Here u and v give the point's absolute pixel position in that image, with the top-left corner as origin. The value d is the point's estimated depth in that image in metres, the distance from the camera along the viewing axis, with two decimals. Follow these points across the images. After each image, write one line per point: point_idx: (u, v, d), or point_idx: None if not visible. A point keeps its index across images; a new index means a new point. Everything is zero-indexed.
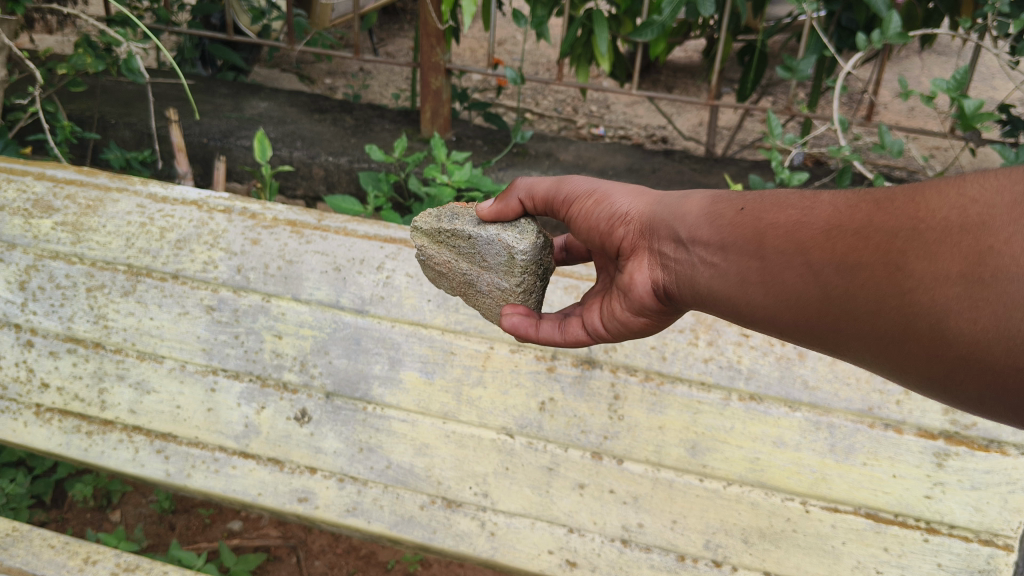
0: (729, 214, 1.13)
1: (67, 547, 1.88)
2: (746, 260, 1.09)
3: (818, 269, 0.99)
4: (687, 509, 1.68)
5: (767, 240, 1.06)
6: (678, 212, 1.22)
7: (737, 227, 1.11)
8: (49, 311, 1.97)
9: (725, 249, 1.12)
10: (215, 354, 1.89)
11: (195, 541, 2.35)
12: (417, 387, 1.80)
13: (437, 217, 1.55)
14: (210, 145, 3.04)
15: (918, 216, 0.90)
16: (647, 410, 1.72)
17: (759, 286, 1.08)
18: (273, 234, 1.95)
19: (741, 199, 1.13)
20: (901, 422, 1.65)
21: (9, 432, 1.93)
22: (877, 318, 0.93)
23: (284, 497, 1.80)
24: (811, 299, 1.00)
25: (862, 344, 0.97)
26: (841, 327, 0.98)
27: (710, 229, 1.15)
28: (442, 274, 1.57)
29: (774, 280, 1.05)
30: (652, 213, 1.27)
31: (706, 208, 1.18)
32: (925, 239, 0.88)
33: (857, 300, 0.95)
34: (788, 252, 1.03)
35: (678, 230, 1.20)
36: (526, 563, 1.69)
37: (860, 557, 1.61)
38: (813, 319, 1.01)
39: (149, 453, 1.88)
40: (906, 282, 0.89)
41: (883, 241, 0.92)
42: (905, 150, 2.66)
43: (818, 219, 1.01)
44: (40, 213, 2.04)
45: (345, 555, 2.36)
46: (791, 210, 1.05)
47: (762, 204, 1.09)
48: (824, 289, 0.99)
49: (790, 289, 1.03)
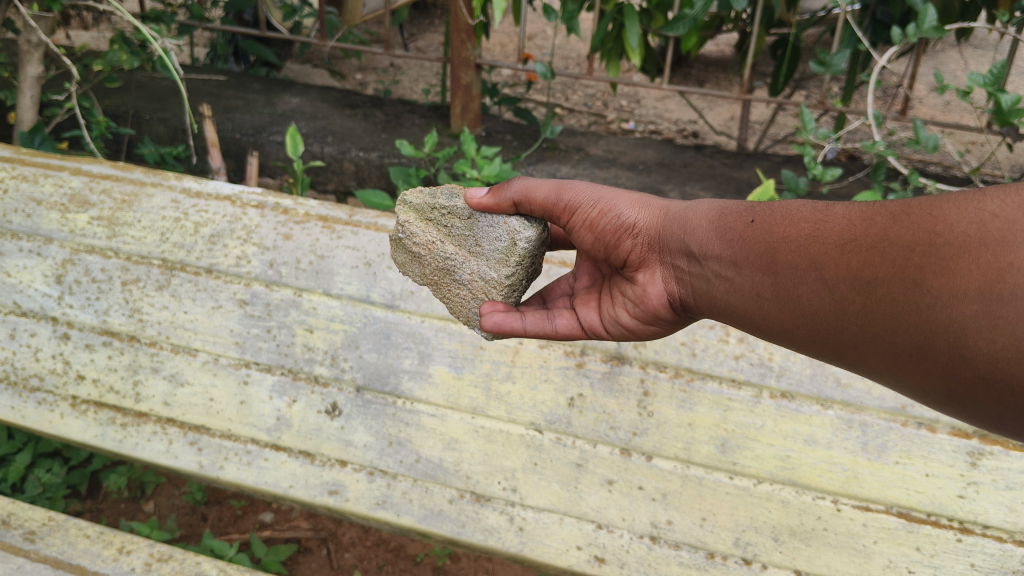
0: (743, 226, 1.15)
1: (102, 537, 1.91)
2: (760, 276, 1.10)
3: (831, 284, 0.99)
4: (716, 506, 1.67)
5: (781, 255, 1.07)
6: (692, 227, 1.23)
7: (753, 240, 1.12)
8: (86, 305, 2.00)
9: (741, 261, 1.13)
10: (247, 348, 1.91)
11: (227, 532, 2.37)
12: (446, 381, 1.81)
13: (430, 196, 1.54)
14: (243, 141, 3.06)
15: (935, 231, 0.90)
16: (677, 406, 1.71)
17: (774, 300, 1.08)
18: (306, 229, 1.98)
19: (754, 212, 1.15)
20: (935, 421, 1.62)
21: (45, 424, 1.97)
22: (892, 334, 0.94)
23: (315, 490, 1.81)
24: (824, 315, 1.01)
25: (877, 359, 0.98)
26: (856, 342, 0.99)
27: (724, 243, 1.16)
28: (422, 259, 1.54)
29: (787, 294, 1.06)
30: (666, 224, 1.28)
31: (720, 221, 1.19)
32: (941, 254, 0.89)
33: (873, 315, 0.95)
34: (801, 267, 1.04)
35: (692, 242, 1.22)
36: (554, 558, 1.69)
37: (892, 557, 1.59)
38: (827, 334, 1.02)
39: (183, 445, 1.90)
40: (923, 298, 0.89)
41: (899, 257, 0.92)
42: (940, 145, 2.60)
43: (831, 232, 1.01)
44: (77, 208, 2.07)
45: (375, 548, 2.38)
46: (803, 223, 1.06)
47: (773, 217, 1.11)
48: (837, 305, 0.99)
49: (805, 303, 1.04)
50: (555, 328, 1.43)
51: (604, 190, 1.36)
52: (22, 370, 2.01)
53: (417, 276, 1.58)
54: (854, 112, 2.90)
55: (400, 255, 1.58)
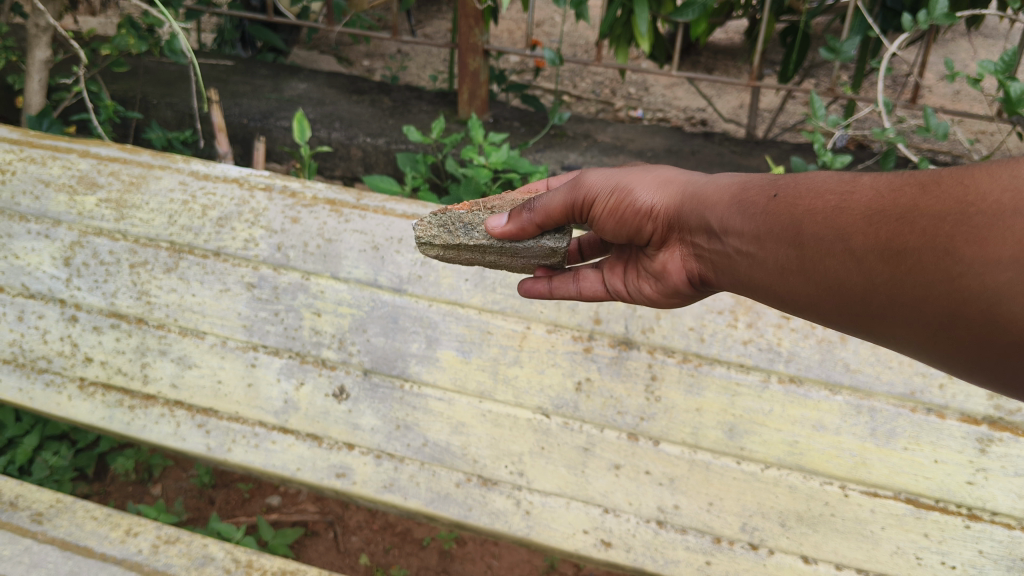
0: (766, 200, 1.14)
1: (110, 519, 1.92)
2: (784, 250, 1.09)
3: (858, 256, 0.99)
4: (723, 491, 1.67)
5: (806, 228, 1.06)
6: (713, 203, 1.22)
7: (777, 215, 1.11)
8: (93, 287, 2.00)
9: (764, 235, 1.13)
10: (255, 331, 1.91)
11: (235, 515, 2.38)
12: (453, 365, 1.82)
13: (444, 228, 1.52)
14: (250, 126, 3.06)
15: (967, 200, 0.89)
16: (684, 391, 1.71)
17: (799, 274, 1.08)
18: (313, 212, 1.97)
19: (777, 185, 1.14)
20: (944, 407, 1.62)
21: (54, 406, 1.97)
22: (921, 304, 0.93)
23: (322, 473, 1.81)
24: (852, 286, 1.01)
25: (903, 328, 0.98)
26: (884, 313, 0.99)
27: (747, 216, 1.16)
28: (468, 259, 1.59)
29: (812, 268, 1.06)
30: (687, 201, 1.27)
31: (742, 196, 1.18)
32: (973, 223, 0.88)
33: (902, 285, 0.94)
34: (826, 242, 1.03)
35: (713, 218, 1.21)
36: (561, 541, 1.69)
37: (900, 543, 1.59)
38: (855, 305, 1.02)
39: (191, 427, 1.90)
40: (954, 267, 0.89)
41: (928, 227, 0.91)
42: (950, 133, 2.59)
43: (857, 205, 1.01)
44: (85, 190, 2.06)
45: (381, 531, 2.38)
46: (829, 195, 1.05)
47: (798, 191, 1.10)
48: (865, 278, 0.99)
49: (830, 277, 1.03)
50: (580, 288, 1.50)
51: (622, 172, 1.35)
52: (29, 351, 2.01)
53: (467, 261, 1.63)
54: (864, 99, 2.88)
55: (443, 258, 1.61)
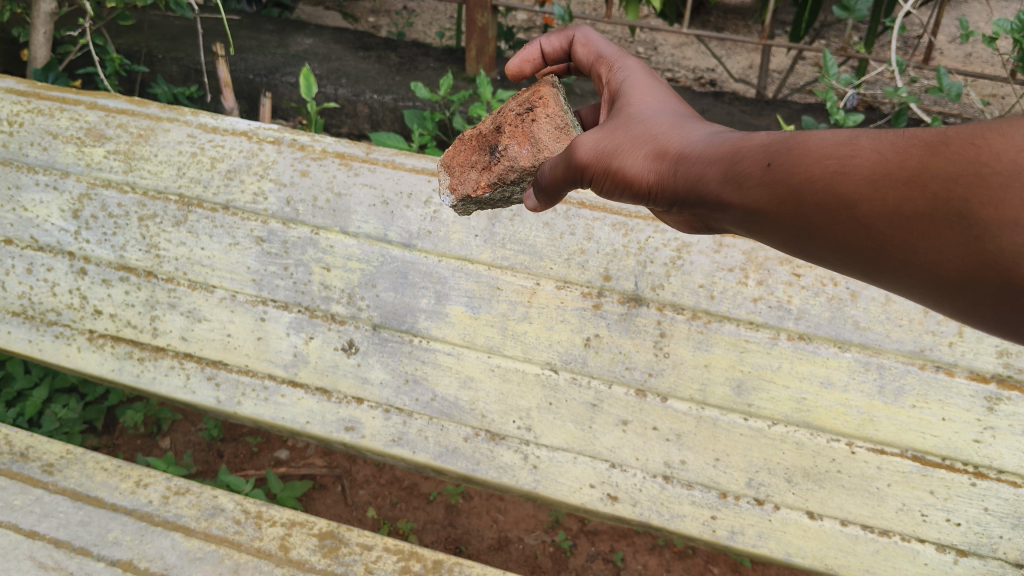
0: (759, 171, 0.95)
1: (120, 470, 1.94)
2: (788, 223, 0.94)
3: (866, 224, 0.86)
4: (730, 447, 1.72)
5: (807, 200, 0.90)
6: (699, 173, 1.04)
7: (774, 190, 0.94)
8: (102, 240, 1.99)
9: (762, 211, 0.96)
10: (264, 285, 1.91)
11: (243, 469, 2.40)
12: (463, 321, 1.81)
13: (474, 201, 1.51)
14: (256, 82, 3.03)
15: (979, 160, 0.77)
16: (693, 348, 1.69)
17: (807, 242, 0.94)
18: (322, 165, 1.88)
19: (768, 152, 0.95)
20: (953, 364, 1.58)
21: (63, 356, 2.07)
22: (938, 267, 0.83)
23: (332, 426, 1.93)
24: (862, 253, 0.89)
25: (921, 291, 0.87)
26: (898, 275, 0.88)
27: (738, 190, 0.98)
28: None
29: (821, 236, 0.92)
30: (675, 168, 1.08)
31: (733, 167, 0.99)
32: (989, 186, 0.76)
33: (917, 251, 0.83)
34: (831, 209, 0.89)
35: (705, 193, 1.03)
36: (568, 495, 1.82)
37: (905, 500, 1.64)
38: (865, 268, 0.91)
39: (201, 379, 2.00)
40: (972, 230, 0.78)
41: (942, 189, 0.79)
42: (963, 93, 2.57)
43: (858, 170, 0.86)
44: (93, 141, 1.98)
45: (389, 485, 2.41)
46: (827, 160, 0.89)
47: (793, 155, 0.92)
48: (877, 243, 0.86)
49: (840, 244, 0.91)
50: None
51: (597, 137, 1.17)
52: (39, 304, 2.07)
53: None
54: (876, 59, 2.86)
55: None
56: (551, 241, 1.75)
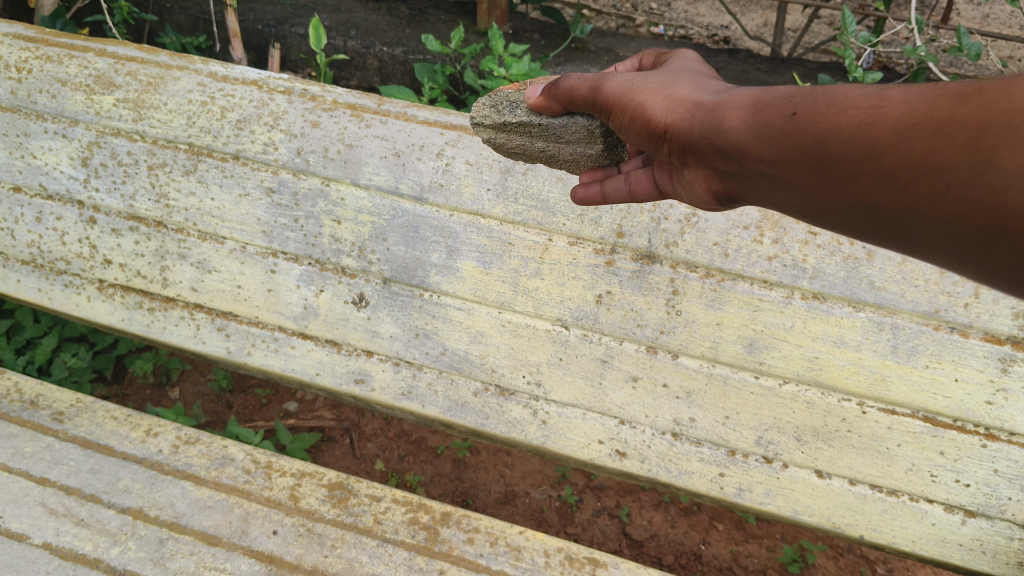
0: (781, 121, 0.94)
1: (130, 419, 1.94)
2: (808, 174, 0.92)
3: (890, 174, 0.84)
4: (740, 405, 1.72)
5: (830, 151, 0.89)
6: (719, 121, 1.01)
7: (795, 139, 0.92)
8: (112, 189, 1.97)
9: (782, 161, 0.94)
10: (274, 237, 1.91)
11: (252, 420, 2.42)
12: (474, 276, 1.80)
13: (495, 109, 1.46)
14: (265, 33, 2.99)
15: (1012, 109, 0.75)
16: (705, 306, 1.68)
17: (828, 194, 0.92)
18: (334, 117, 1.82)
19: (792, 102, 0.94)
20: (968, 326, 1.56)
21: (73, 306, 2.09)
22: (960, 219, 0.81)
23: (341, 378, 1.95)
24: (883, 204, 0.87)
25: (941, 244, 0.86)
26: (919, 229, 0.86)
27: (759, 139, 0.96)
28: (521, 153, 1.50)
29: (843, 189, 0.90)
30: (695, 115, 1.06)
31: (755, 116, 0.97)
32: (1020, 134, 0.74)
33: (940, 203, 0.81)
34: (854, 160, 0.87)
35: (725, 142, 1.01)
36: (577, 451, 1.84)
37: (915, 460, 1.65)
38: (886, 220, 0.89)
39: (211, 330, 2.02)
40: (997, 180, 0.76)
41: (970, 140, 0.77)
42: (983, 53, 2.52)
43: (884, 120, 0.84)
44: (102, 90, 1.93)
45: (396, 439, 2.42)
46: (854, 111, 0.87)
47: (818, 104, 0.90)
48: (900, 194, 0.85)
49: (862, 195, 0.89)
50: (630, 187, 1.33)
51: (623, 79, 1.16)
52: (49, 253, 2.07)
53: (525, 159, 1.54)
54: (895, 18, 2.80)
55: (504, 153, 1.54)
56: (564, 196, 1.71)
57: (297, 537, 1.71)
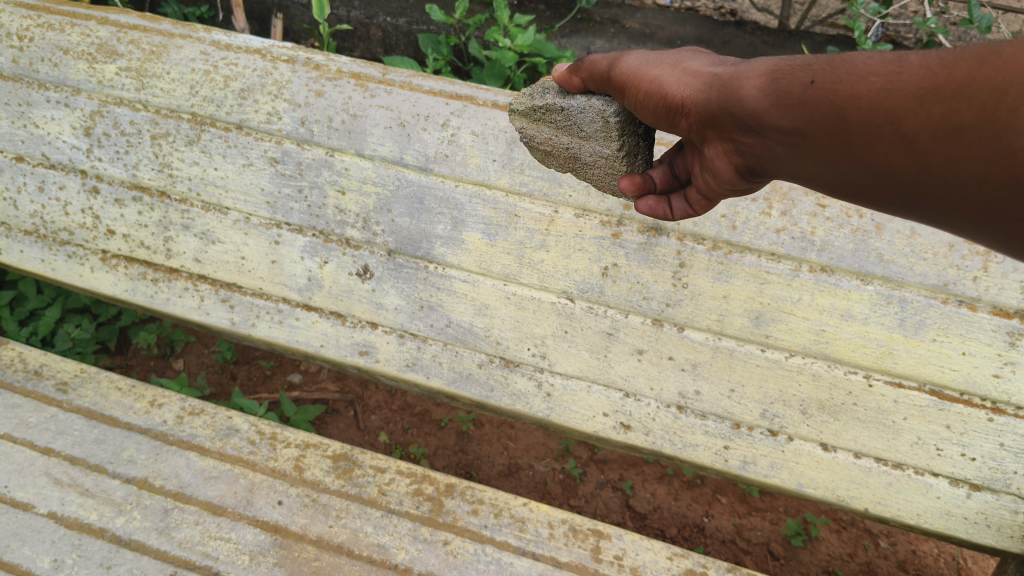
0: (800, 89, 0.93)
1: (134, 390, 1.94)
2: (827, 141, 0.91)
3: (910, 138, 0.83)
4: (746, 378, 1.71)
5: (850, 118, 0.88)
6: (736, 91, 1.01)
7: (813, 106, 0.91)
8: (115, 158, 1.96)
9: (801, 129, 0.93)
10: (278, 208, 1.89)
11: (256, 392, 2.42)
12: (479, 248, 1.79)
13: (531, 97, 1.39)
14: (267, 2, 2.95)
15: None
16: (712, 279, 1.67)
17: (847, 162, 0.91)
18: (338, 86, 1.81)
19: (811, 70, 0.93)
20: (976, 299, 1.55)
21: (77, 276, 2.09)
22: (981, 182, 0.79)
23: (346, 350, 1.95)
24: (903, 170, 0.86)
25: (962, 209, 0.84)
26: (939, 195, 0.84)
27: (777, 108, 0.95)
28: (549, 154, 1.42)
29: (863, 157, 0.89)
30: (711, 85, 1.06)
31: (773, 85, 0.96)
32: None
33: (960, 165, 0.80)
34: (873, 125, 0.86)
35: (742, 111, 1.00)
36: (581, 423, 1.84)
37: (920, 433, 1.65)
38: (907, 188, 0.88)
39: (215, 301, 2.01)
40: (1017, 141, 0.75)
41: (989, 100, 0.76)
42: (994, 26, 2.49)
43: (903, 83, 0.83)
44: (105, 58, 1.91)
45: (400, 411, 2.42)
46: (873, 77, 0.86)
47: (835, 72, 0.89)
48: (920, 159, 0.83)
49: (881, 162, 0.87)
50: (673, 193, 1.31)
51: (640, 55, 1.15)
52: (52, 223, 2.06)
53: (555, 165, 1.46)
54: None
55: (536, 155, 1.46)
56: None
57: (302, 507, 1.71)
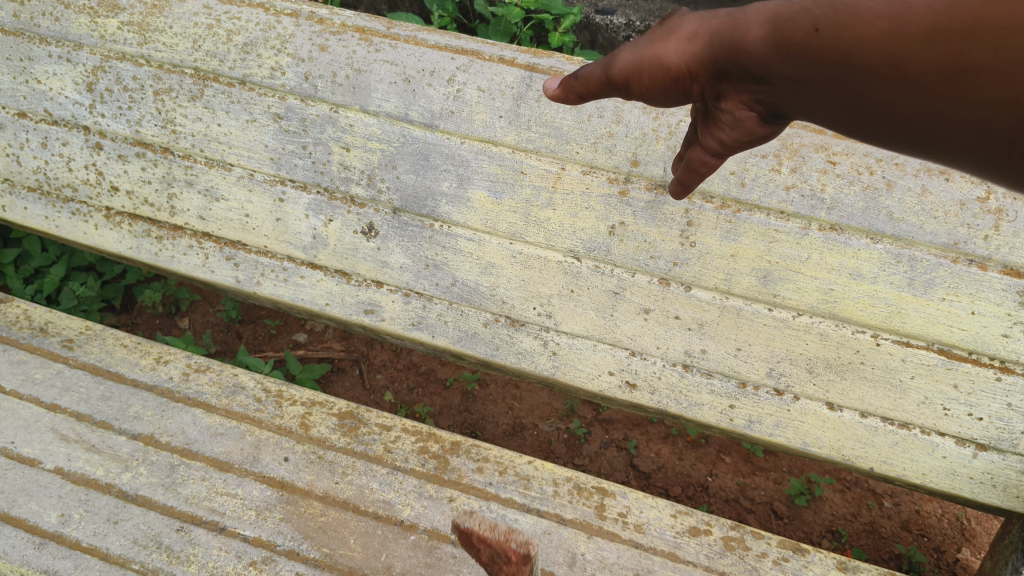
0: (804, 36, 0.87)
1: (140, 347, 1.93)
2: (837, 88, 0.86)
3: (921, 82, 0.78)
4: (752, 337, 1.70)
5: (857, 63, 0.82)
6: (738, 44, 0.95)
7: (819, 55, 0.86)
8: (117, 114, 1.94)
9: (809, 77, 0.88)
10: (283, 165, 1.88)
11: (262, 351, 2.43)
12: (485, 206, 1.78)
13: None
14: None
15: None
16: (720, 237, 1.66)
17: (858, 107, 0.86)
18: (342, 40, 1.78)
19: (813, 15, 0.87)
20: (987, 259, 1.55)
21: (81, 234, 2.07)
22: (996, 124, 0.74)
23: (351, 308, 1.93)
24: (917, 114, 0.81)
25: (980, 152, 0.79)
26: (954, 138, 0.79)
27: (784, 56, 0.90)
28: None
29: (873, 102, 0.84)
30: (711, 43, 0.99)
31: (776, 32, 0.91)
32: None
33: (973, 108, 0.75)
34: (881, 69, 0.81)
35: (748, 62, 0.95)
36: (586, 381, 1.83)
37: (928, 393, 1.64)
38: (921, 131, 0.82)
39: (219, 259, 1.99)
40: None
41: (999, 41, 0.71)
42: None
43: (909, 25, 0.77)
44: (106, 12, 1.89)
45: (406, 370, 2.42)
46: (878, 21, 0.80)
47: (839, 16, 0.84)
48: (932, 104, 0.78)
49: (894, 107, 0.82)
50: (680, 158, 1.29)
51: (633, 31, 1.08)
52: (55, 180, 2.05)
53: None
54: None
55: None
56: (577, 124, 1.69)
57: (308, 464, 1.72)
